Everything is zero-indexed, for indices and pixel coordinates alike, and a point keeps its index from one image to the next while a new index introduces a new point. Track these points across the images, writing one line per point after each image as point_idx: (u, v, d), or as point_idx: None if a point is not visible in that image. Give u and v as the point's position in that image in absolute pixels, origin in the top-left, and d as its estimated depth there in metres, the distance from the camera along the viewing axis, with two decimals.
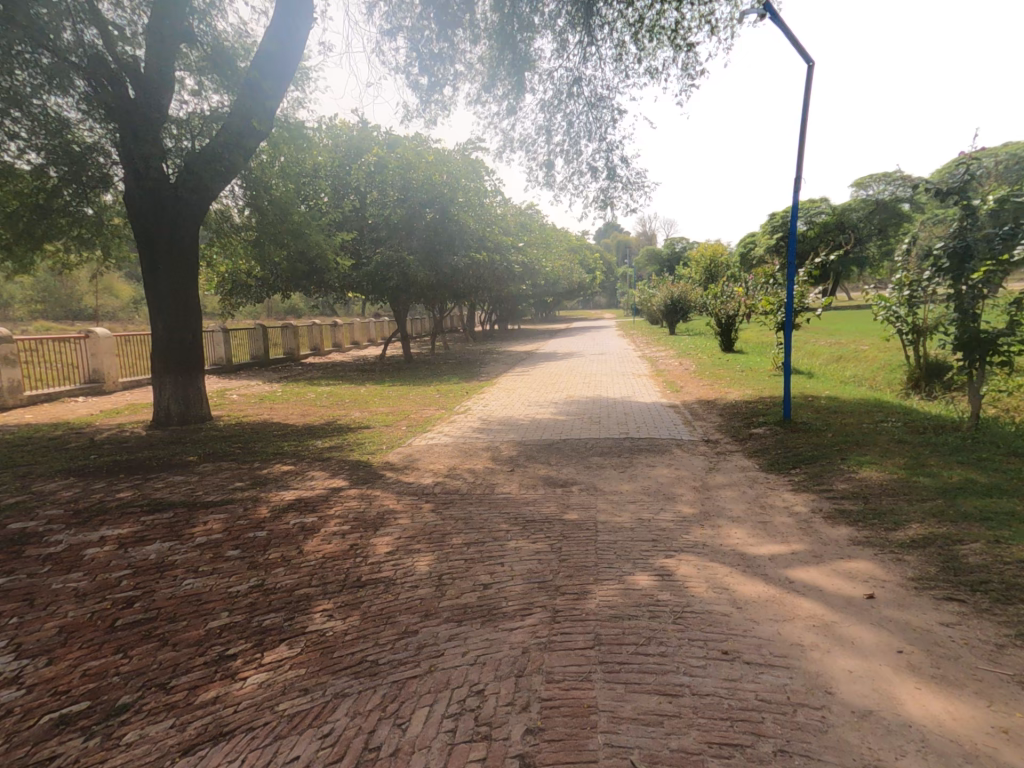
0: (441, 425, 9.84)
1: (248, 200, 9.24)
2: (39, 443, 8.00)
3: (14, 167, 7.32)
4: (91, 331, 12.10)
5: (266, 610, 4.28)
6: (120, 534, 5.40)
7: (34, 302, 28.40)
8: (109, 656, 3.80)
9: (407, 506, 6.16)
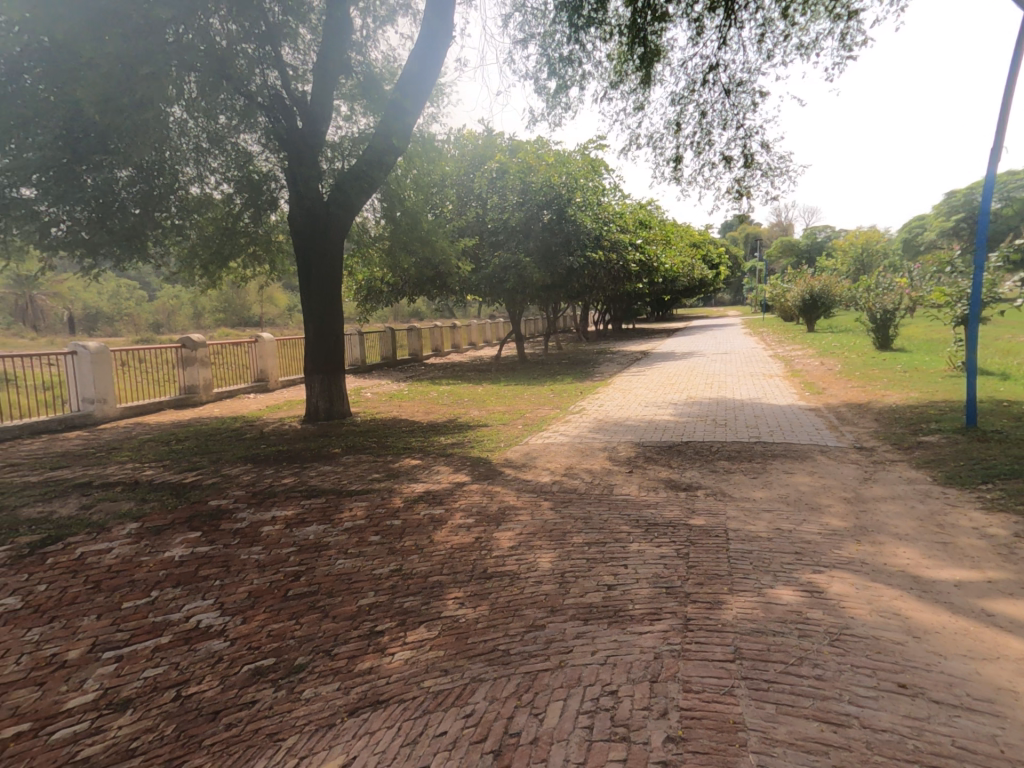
0: (556, 425, 9.92)
1: (384, 212, 10.03)
2: (226, 433, 9.35)
3: (211, 197, 8.60)
4: (260, 336, 13.90)
5: (406, 593, 4.62)
6: (286, 515, 6.14)
7: (218, 313, 33.33)
8: (286, 621, 4.37)
9: (527, 503, 6.29)
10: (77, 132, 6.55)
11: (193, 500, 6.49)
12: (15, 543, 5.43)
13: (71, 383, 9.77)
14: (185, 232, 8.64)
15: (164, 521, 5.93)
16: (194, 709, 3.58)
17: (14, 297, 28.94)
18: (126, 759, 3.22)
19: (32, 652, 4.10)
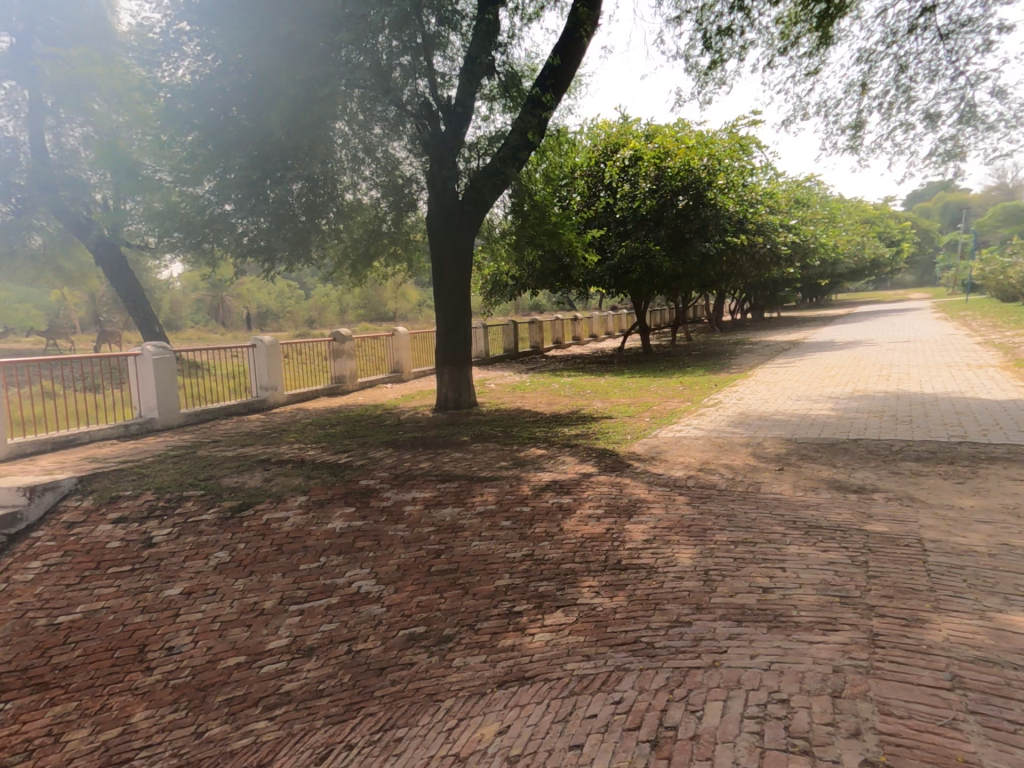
0: (688, 418, 9.54)
1: (513, 208, 10.10)
2: (368, 419, 10.23)
3: (359, 202, 9.00)
4: (395, 330, 15.00)
5: (540, 577, 4.74)
6: (425, 496, 6.56)
7: (359, 310, 36.54)
8: (432, 594, 4.70)
9: (659, 496, 6.15)
10: (268, 153, 7.48)
11: (347, 478, 7.18)
12: (220, 505, 6.42)
13: (253, 370, 11.29)
14: (341, 234, 9.54)
15: (326, 494, 6.62)
16: (362, 663, 4.06)
17: (208, 297, 34.35)
18: (316, 699, 3.84)
19: (241, 598, 5.05)
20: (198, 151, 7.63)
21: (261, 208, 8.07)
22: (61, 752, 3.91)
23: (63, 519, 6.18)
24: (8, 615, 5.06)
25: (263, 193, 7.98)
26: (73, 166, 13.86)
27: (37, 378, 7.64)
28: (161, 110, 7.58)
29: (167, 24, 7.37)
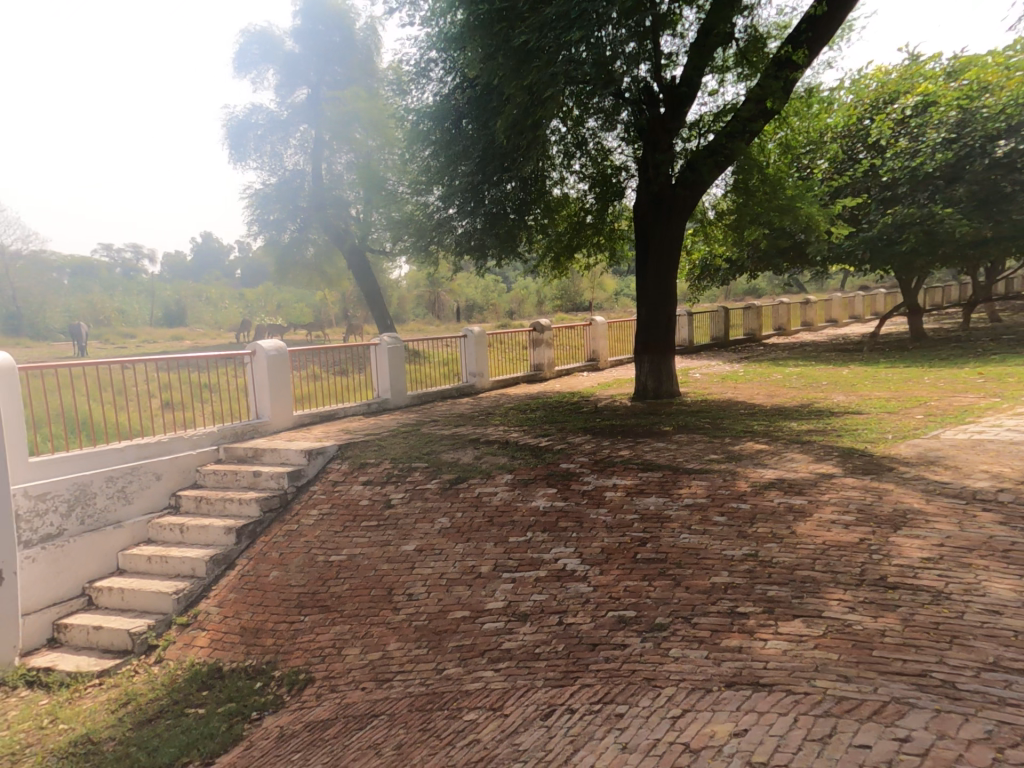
0: (994, 415, 7.99)
1: (733, 186, 9.54)
2: (566, 406, 10.60)
3: (567, 196, 9.75)
4: (592, 319, 15.29)
5: (769, 581, 4.40)
6: (627, 483, 6.34)
7: (557, 301, 38.45)
8: (639, 581, 4.72)
9: (943, 511, 5.17)
10: (488, 153, 8.53)
11: (547, 462, 7.20)
12: (441, 477, 7.06)
13: (463, 359, 12.48)
14: (548, 230, 9.94)
15: (526, 475, 6.76)
16: (575, 636, 4.28)
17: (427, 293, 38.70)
18: (535, 662, 4.16)
19: (462, 561, 5.64)
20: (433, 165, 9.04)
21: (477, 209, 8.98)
22: (343, 663, 5.00)
23: (329, 477, 7.50)
24: (299, 550, 6.51)
25: (479, 191, 8.95)
26: (337, 188, 16.90)
27: (308, 363, 9.28)
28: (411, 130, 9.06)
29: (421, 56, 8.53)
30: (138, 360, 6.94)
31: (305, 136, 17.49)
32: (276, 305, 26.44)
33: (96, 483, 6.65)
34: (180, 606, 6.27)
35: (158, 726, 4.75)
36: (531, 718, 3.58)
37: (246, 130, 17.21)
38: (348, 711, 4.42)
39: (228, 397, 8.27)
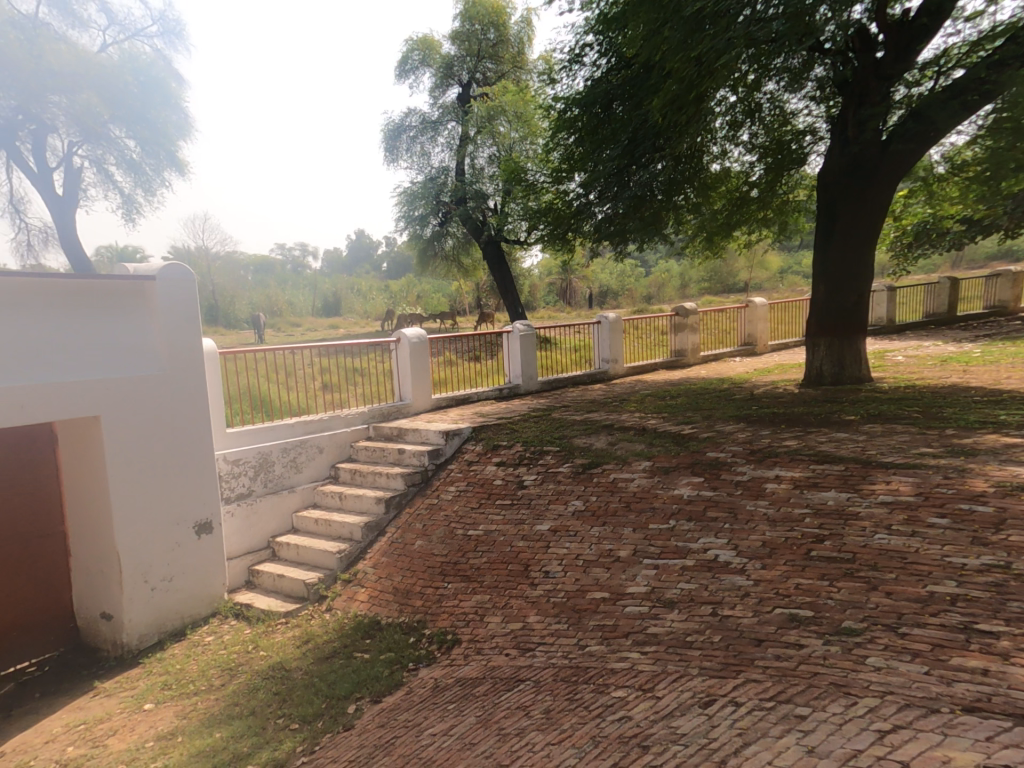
0: None
1: (982, 130, 8.09)
2: (717, 393, 10.08)
3: (732, 167, 9.42)
4: (750, 302, 14.92)
5: (1020, 597, 3.67)
6: (794, 475, 5.70)
7: (705, 283, 37.40)
8: (816, 580, 4.36)
9: None
10: (638, 136, 8.43)
11: (691, 449, 6.77)
12: (573, 461, 7.10)
13: (596, 346, 12.49)
14: (700, 208, 9.76)
15: (669, 462, 6.53)
16: (733, 628, 4.14)
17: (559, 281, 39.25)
18: (688, 649, 4.09)
19: (598, 544, 5.69)
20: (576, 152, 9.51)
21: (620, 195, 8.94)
22: (486, 629, 5.35)
23: (465, 457, 7.93)
24: (440, 523, 7.00)
25: (624, 178, 8.88)
26: (477, 181, 17.65)
27: (444, 350, 9.91)
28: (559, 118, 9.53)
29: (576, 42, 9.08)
30: (301, 347, 7.86)
31: (452, 134, 18.53)
32: (417, 296, 28.39)
33: (274, 452, 7.68)
34: (343, 564, 7.05)
35: (333, 664, 5.43)
36: (688, 704, 3.49)
37: (399, 131, 18.59)
38: (495, 673, 4.69)
39: (375, 381, 9.06)
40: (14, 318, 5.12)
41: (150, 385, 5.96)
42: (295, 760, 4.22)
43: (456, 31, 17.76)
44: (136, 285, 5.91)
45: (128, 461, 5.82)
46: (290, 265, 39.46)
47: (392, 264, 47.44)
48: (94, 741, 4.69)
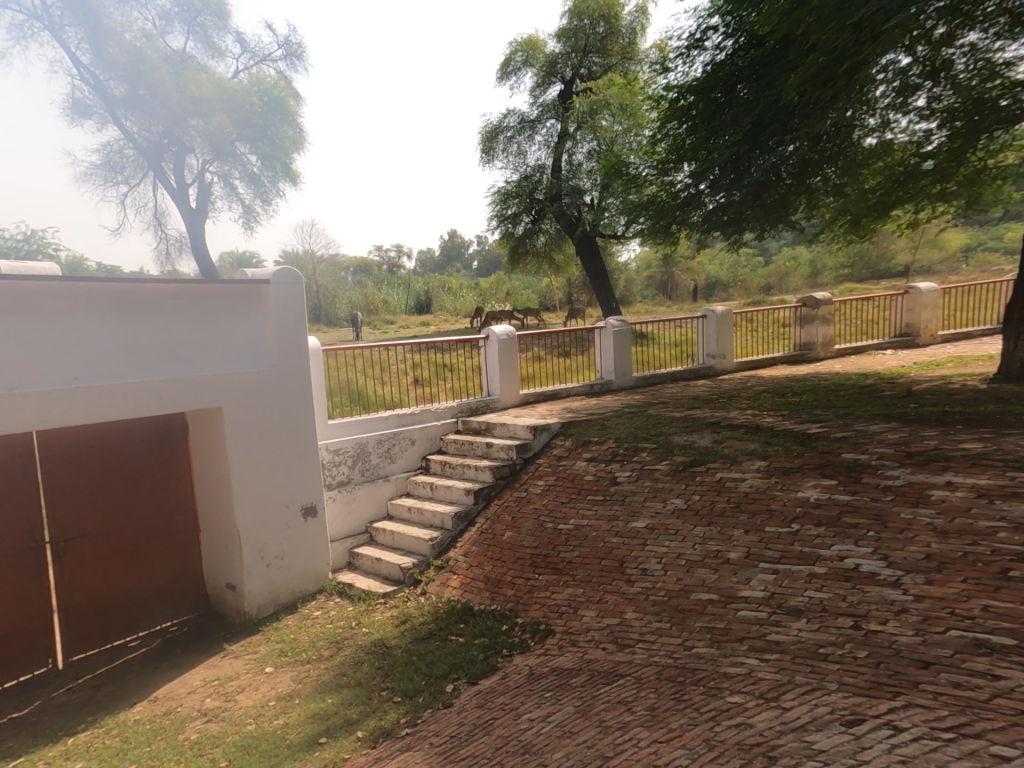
0: None
1: None
2: (853, 391, 9.32)
3: (921, 136, 8.52)
4: (909, 287, 14.09)
5: None
6: (975, 483, 5.01)
7: (843, 270, 34.74)
8: (1015, 603, 3.81)
9: None
10: (764, 119, 8.12)
11: (823, 450, 6.30)
12: (671, 459, 6.95)
13: (701, 340, 12.32)
14: (844, 190, 8.83)
15: (795, 462, 6.16)
16: (888, 646, 3.85)
17: (658, 274, 38.76)
18: (823, 662, 3.92)
19: (703, 544, 5.55)
20: (687, 141, 9.58)
21: (737, 183, 8.68)
22: (580, 622, 5.39)
23: (554, 452, 7.99)
24: (529, 515, 7.10)
25: (742, 165, 8.62)
26: (574, 177, 17.73)
27: (533, 346, 10.09)
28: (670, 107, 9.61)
29: (699, 27, 8.96)
30: (394, 344, 8.38)
31: (551, 131, 18.75)
32: (507, 293, 28.92)
33: (370, 443, 8.05)
34: (435, 550, 7.28)
35: (429, 644, 5.68)
36: (824, 720, 3.29)
37: (498, 131, 18.93)
38: (593, 666, 4.69)
39: (463, 377, 9.39)
40: (153, 319, 5.74)
41: (264, 378, 6.50)
42: (399, 730, 4.42)
43: (562, 28, 17.94)
44: (251, 288, 6.46)
45: (247, 448, 6.37)
46: (386, 266, 41.59)
47: (482, 263, 48.61)
48: (225, 695, 5.19)
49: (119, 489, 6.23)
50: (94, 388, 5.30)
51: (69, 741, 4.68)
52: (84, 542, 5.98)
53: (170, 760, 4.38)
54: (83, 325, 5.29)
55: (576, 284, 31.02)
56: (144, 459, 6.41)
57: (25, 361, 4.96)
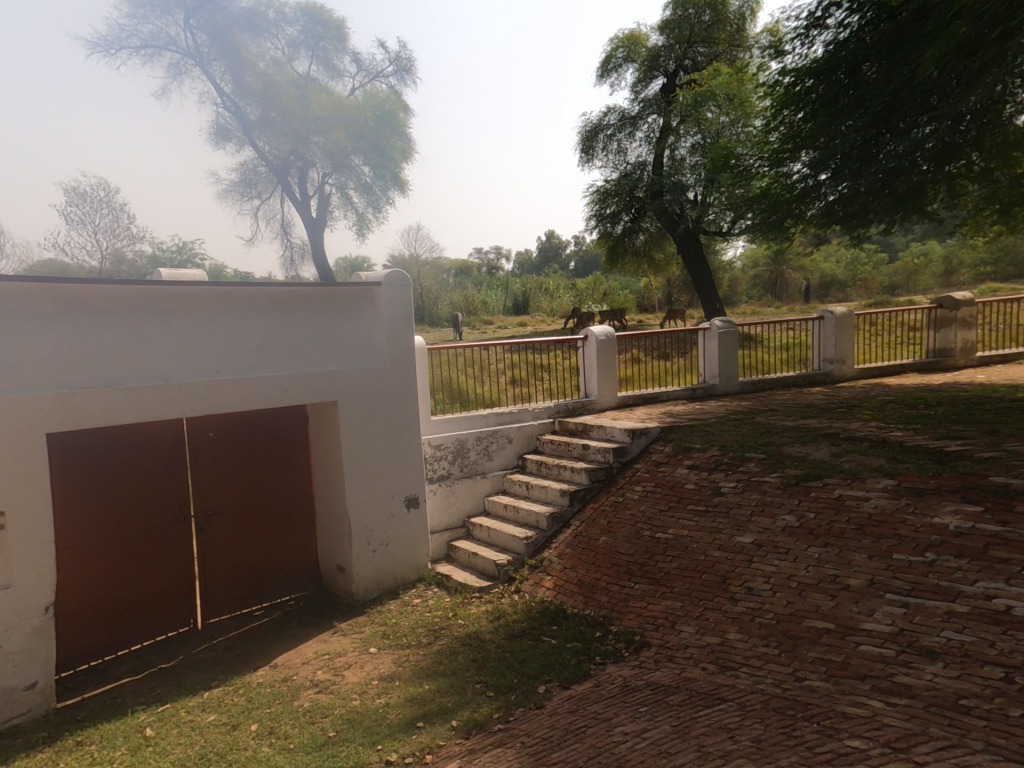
0: None
1: None
2: (1004, 403, 8.14)
3: None
4: None
5: None
6: None
7: (988, 266, 30.52)
8: None
9: None
10: (897, 99, 7.24)
11: (963, 471, 5.56)
12: (783, 471, 6.47)
13: (816, 345, 11.35)
14: (992, 174, 7.83)
15: (929, 483, 5.48)
16: None
17: (767, 272, 36.39)
18: (964, 715, 3.46)
19: (818, 566, 5.10)
20: (805, 128, 8.88)
21: (863, 171, 7.75)
22: (678, 637, 5.19)
23: (652, 458, 7.74)
24: (625, 521, 6.93)
25: (869, 152, 7.77)
26: (676, 173, 17.05)
27: (631, 347, 9.87)
28: (784, 93, 8.95)
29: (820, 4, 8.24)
30: (492, 343, 8.58)
31: (652, 127, 18.26)
32: (603, 292, 28.56)
33: (469, 441, 8.30)
34: (529, 550, 7.34)
35: (522, 643, 5.74)
36: None
37: (597, 130, 18.63)
38: (691, 686, 4.47)
39: (560, 377, 9.39)
40: (282, 319, 6.32)
41: (375, 376, 6.93)
42: (491, 725, 4.51)
43: (665, 20, 17.31)
44: (364, 289, 6.93)
45: (357, 440, 6.83)
46: (483, 267, 42.68)
47: (578, 263, 48.38)
48: (334, 670, 5.61)
49: (251, 472, 6.95)
50: (235, 381, 5.94)
51: (205, 696, 5.28)
52: (223, 518, 6.74)
53: (285, 723, 4.80)
54: (226, 324, 5.94)
55: (676, 283, 29.94)
56: (272, 446, 7.10)
57: (179, 355, 5.64)
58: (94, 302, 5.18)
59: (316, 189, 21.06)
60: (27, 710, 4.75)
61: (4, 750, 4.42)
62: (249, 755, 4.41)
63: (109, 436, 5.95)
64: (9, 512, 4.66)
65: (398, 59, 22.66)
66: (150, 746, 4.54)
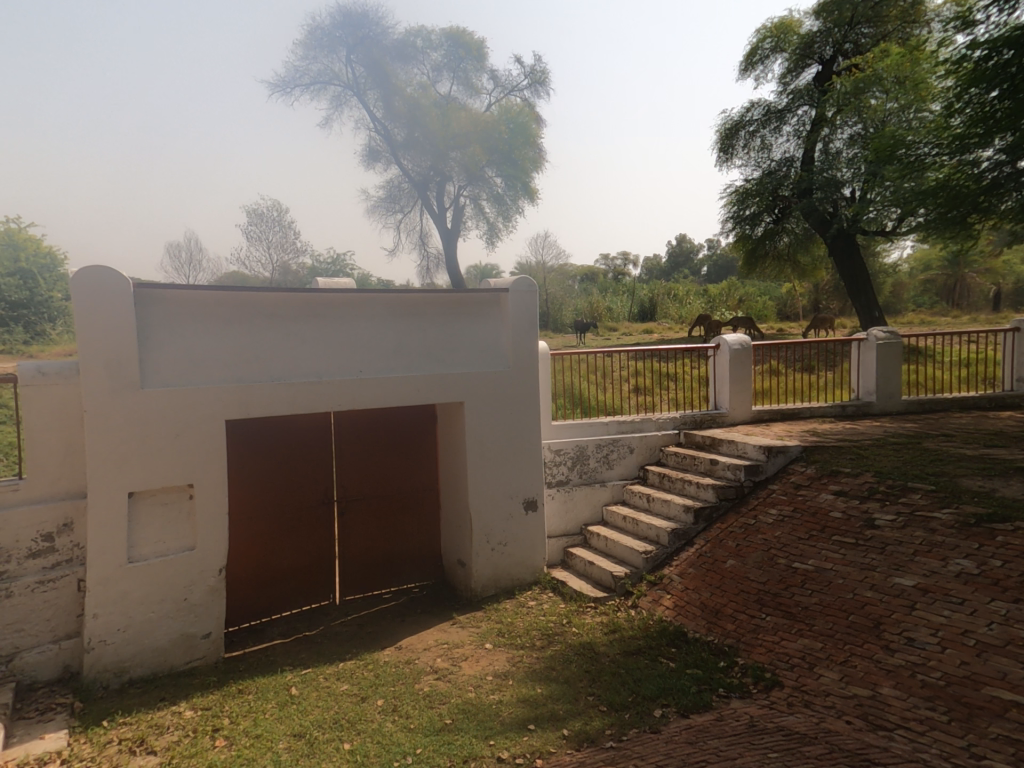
0: None
1: None
2: None
3: None
4: None
5: None
6: None
7: None
8: None
9: None
10: None
11: None
12: (958, 508, 5.54)
13: (1009, 362, 9.62)
14: None
15: None
16: None
17: (941, 276, 31.70)
18: None
19: (1005, 626, 4.29)
20: (1000, 108, 7.56)
21: None
22: (817, 682, 4.67)
23: (791, 480, 7.06)
24: (757, 546, 6.39)
25: None
26: (830, 167, 15.47)
27: (769, 358, 9.08)
28: (973, 71, 7.69)
29: None
30: (616, 350, 8.43)
31: (802, 120, 16.81)
32: (739, 299, 26.82)
33: (590, 447, 8.19)
34: (649, 564, 7.06)
35: (638, 661, 5.54)
36: None
37: (737, 128, 17.45)
38: (833, 740, 3.98)
39: (687, 387, 8.98)
40: (417, 323, 6.80)
41: (499, 378, 7.17)
42: (604, 741, 4.41)
43: (822, 3, 15.76)
44: (493, 295, 7.24)
45: (481, 439, 7.09)
46: (607, 274, 42.27)
47: (711, 268, 45.87)
48: (452, 659, 5.88)
49: (385, 464, 7.55)
50: (375, 380, 6.47)
51: (340, 666, 5.81)
52: (361, 505, 7.40)
53: (407, 703, 5.12)
54: (368, 327, 6.51)
55: (825, 290, 27.33)
56: (405, 441, 7.65)
57: (330, 355, 6.29)
58: (265, 308, 5.96)
59: (451, 201, 22.47)
60: (203, 655, 5.59)
61: (185, 686, 5.25)
62: (375, 728, 4.76)
63: (272, 424, 6.80)
64: (196, 484, 5.53)
65: (532, 71, 23.55)
66: (294, 704, 5.10)
